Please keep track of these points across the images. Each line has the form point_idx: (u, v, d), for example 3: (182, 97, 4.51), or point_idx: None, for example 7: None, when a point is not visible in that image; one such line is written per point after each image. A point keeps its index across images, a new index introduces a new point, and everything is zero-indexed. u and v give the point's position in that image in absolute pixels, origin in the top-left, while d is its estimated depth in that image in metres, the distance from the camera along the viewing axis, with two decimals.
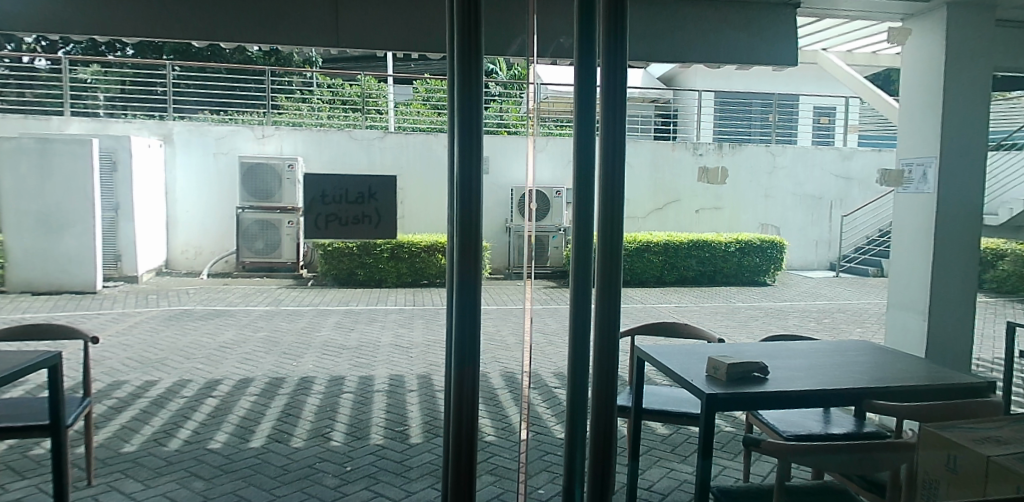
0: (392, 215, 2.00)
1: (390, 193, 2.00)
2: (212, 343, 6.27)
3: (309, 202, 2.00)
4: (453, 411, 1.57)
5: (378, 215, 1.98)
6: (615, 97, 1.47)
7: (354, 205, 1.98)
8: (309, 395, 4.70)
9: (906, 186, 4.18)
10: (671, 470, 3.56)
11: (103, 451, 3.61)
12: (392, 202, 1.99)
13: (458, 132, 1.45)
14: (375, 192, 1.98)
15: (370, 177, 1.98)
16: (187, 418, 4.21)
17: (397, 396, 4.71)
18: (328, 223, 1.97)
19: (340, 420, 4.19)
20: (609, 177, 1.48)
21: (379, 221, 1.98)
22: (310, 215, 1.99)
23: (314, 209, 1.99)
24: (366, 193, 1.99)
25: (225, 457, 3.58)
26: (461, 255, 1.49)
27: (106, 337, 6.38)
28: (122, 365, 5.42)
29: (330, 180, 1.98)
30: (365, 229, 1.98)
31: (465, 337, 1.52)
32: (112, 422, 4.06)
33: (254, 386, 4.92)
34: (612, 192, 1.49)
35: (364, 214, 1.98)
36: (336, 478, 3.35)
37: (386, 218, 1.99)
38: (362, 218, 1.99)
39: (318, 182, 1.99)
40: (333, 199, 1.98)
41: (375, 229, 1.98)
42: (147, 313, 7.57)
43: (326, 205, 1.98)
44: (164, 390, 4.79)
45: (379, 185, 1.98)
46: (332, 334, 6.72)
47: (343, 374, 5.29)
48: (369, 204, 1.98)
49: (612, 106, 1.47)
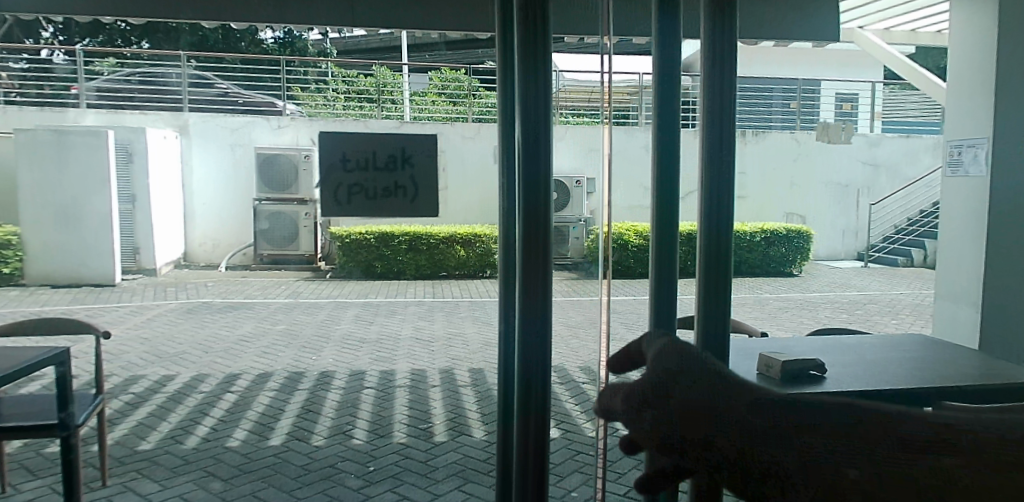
0: (429, 189, 1.44)
1: (430, 156, 1.46)
2: (231, 336, 6.17)
3: (322, 171, 1.46)
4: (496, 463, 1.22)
5: (417, 186, 1.43)
6: (726, 53, 1.11)
7: (383, 171, 1.42)
8: (330, 391, 4.56)
9: (958, 169, 3.95)
10: None
11: (119, 449, 3.49)
12: (433, 170, 1.45)
13: (518, 98, 1.01)
14: (407, 153, 1.43)
15: (401, 132, 1.44)
16: (206, 414, 4.09)
17: (420, 391, 4.58)
18: (349, 198, 1.45)
19: (361, 417, 4.05)
20: (712, 152, 1.12)
21: (418, 193, 1.43)
22: (326, 187, 1.46)
23: (326, 179, 1.46)
24: (397, 155, 1.43)
25: (244, 455, 3.45)
26: (522, 271, 1.03)
27: (124, 330, 6.30)
28: (139, 359, 5.31)
29: (350, 137, 1.46)
30: (395, 202, 1.43)
31: (511, 369, 1.18)
32: (128, 419, 3.95)
33: (273, 381, 4.79)
34: (716, 169, 1.12)
35: (395, 183, 1.43)
36: (359, 479, 3.21)
37: (423, 190, 1.44)
38: (394, 190, 1.43)
39: (334, 140, 1.47)
40: (357, 164, 1.45)
41: (411, 207, 1.43)
42: (167, 305, 7.49)
43: (341, 173, 1.44)
44: (181, 385, 4.67)
45: (414, 144, 1.43)
46: (351, 327, 6.58)
47: (364, 368, 5.15)
48: (402, 170, 1.43)
49: (717, 64, 1.11)
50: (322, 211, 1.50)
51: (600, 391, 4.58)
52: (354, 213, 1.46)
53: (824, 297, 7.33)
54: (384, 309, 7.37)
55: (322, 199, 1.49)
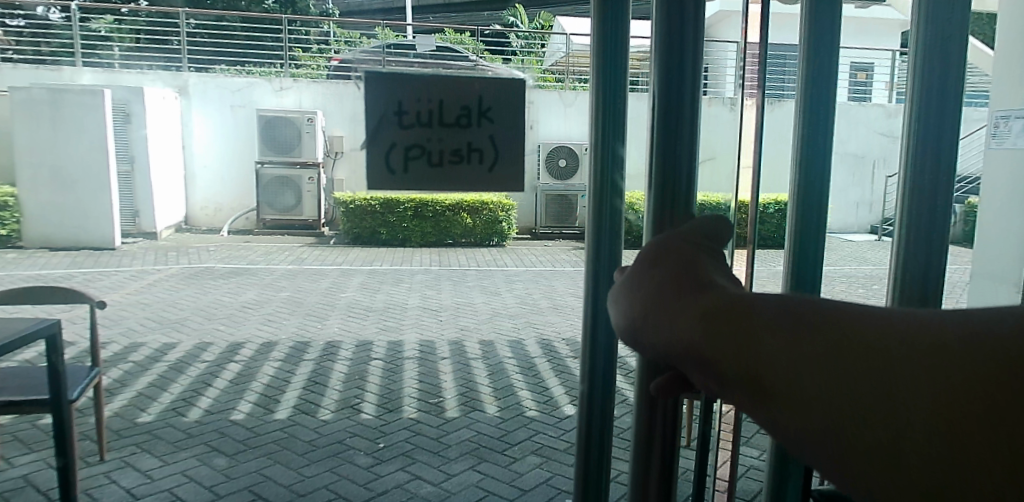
0: (510, 156, 1.07)
1: (515, 109, 1.07)
2: (233, 303, 6.01)
3: (372, 131, 1.04)
4: (631, 489, 0.99)
5: (498, 149, 1.06)
6: None
7: (454, 128, 1.04)
8: (337, 362, 4.41)
9: (1001, 141, 3.73)
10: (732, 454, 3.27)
11: (118, 422, 3.35)
12: (518, 127, 1.07)
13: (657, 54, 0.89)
14: (488, 108, 1.05)
15: (477, 79, 1.05)
16: (208, 385, 3.94)
17: (429, 363, 4.43)
18: (410, 164, 1.05)
19: (369, 389, 3.91)
20: (934, 94, 0.89)
21: (498, 159, 1.06)
22: (374, 148, 1.05)
23: (381, 140, 1.04)
24: (473, 109, 1.05)
25: (248, 430, 3.30)
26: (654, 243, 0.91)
27: (124, 295, 6.14)
28: (139, 326, 5.16)
29: (411, 80, 1.04)
30: (472, 174, 1.06)
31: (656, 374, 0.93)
32: (127, 389, 3.80)
33: (277, 351, 4.64)
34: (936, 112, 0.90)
35: (469, 145, 1.05)
36: (369, 456, 3.07)
37: (507, 155, 1.06)
38: (464, 153, 1.06)
39: (389, 84, 1.04)
40: (416, 118, 1.04)
41: (488, 176, 1.06)
42: (168, 269, 7.30)
43: (403, 133, 1.04)
44: (183, 353, 4.53)
45: (500, 96, 1.06)
46: (356, 295, 6.42)
47: (370, 338, 5.01)
48: (482, 130, 1.05)
49: None
50: (371, 183, 1.06)
51: None
52: (413, 187, 1.06)
53: (839, 272, 7.16)
54: (390, 276, 7.20)
55: (370, 168, 1.06)
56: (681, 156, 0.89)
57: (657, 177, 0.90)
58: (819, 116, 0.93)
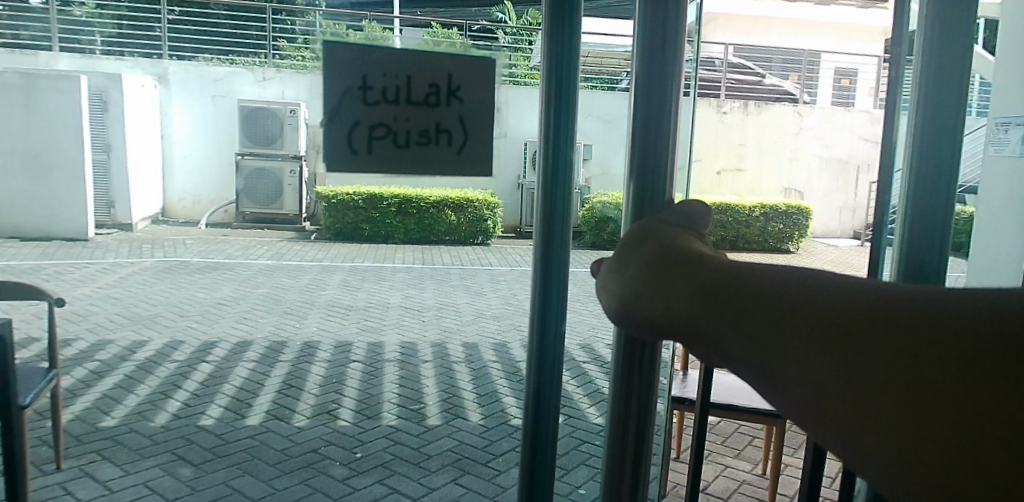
0: (480, 142, 0.95)
1: (481, 89, 0.94)
2: (208, 299, 5.82)
3: (333, 108, 0.91)
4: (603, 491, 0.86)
5: (465, 130, 0.94)
6: None
7: (418, 105, 0.91)
8: (314, 364, 4.24)
9: (1005, 148, 3.64)
10: (726, 469, 3.15)
11: (78, 426, 3.15)
12: (485, 104, 0.94)
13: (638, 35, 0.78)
14: (457, 86, 0.93)
15: (443, 56, 0.92)
16: (178, 387, 3.75)
17: (411, 367, 4.28)
18: (374, 144, 0.92)
19: (347, 394, 3.75)
20: None
21: (466, 143, 0.94)
22: (336, 130, 0.92)
23: (344, 117, 0.91)
24: (442, 87, 0.92)
25: (217, 437, 3.12)
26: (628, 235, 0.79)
27: (95, 290, 5.91)
28: (108, 322, 4.94)
29: (377, 52, 0.91)
30: (440, 158, 0.94)
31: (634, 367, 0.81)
32: (91, 391, 3.59)
33: (252, 351, 4.45)
34: None
35: (438, 125, 0.93)
36: (344, 468, 2.91)
37: (476, 139, 0.94)
38: (430, 135, 0.93)
39: (352, 58, 0.91)
40: (382, 94, 0.91)
41: (456, 159, 0.94)
42: (142, 262, 7.06)
43: (368, 110, 0.91)
44: (153, 352, 4.32)
45: (470, 72, 0.93)
46: (337, 293, 6.23)
47: (350, 339, 4.84)
48: (450, 110, 0.93)
49: None
50: (332, 165, 0.94)
51: (599, 371, 4.35)
52: (380, 169, 0.94)
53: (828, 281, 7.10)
54: (372, 274, 7.01)
55: (332, 147, 0.93)
56: (665, 153, 0.78)
57: (634, 180, 0.79)
58: (942, 128, 0.88)
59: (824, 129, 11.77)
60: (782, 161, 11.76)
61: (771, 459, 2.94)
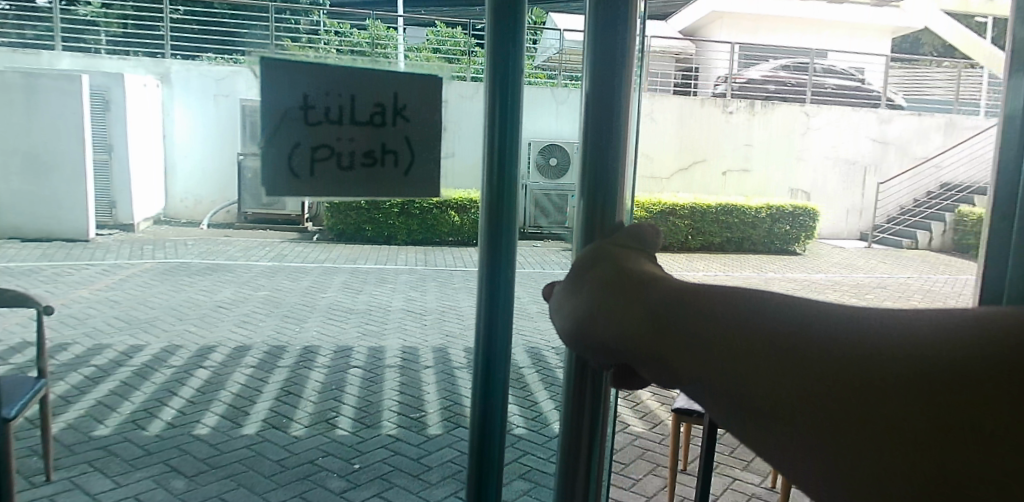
0: (430, 163, 0.89)
1: (430, 110, 0.90)
2: (208, 302, 5.74)
3: (273, 128, 0.84)
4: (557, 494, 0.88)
5: (413, 149, 0.88)
6: None
7: (363, 124, 0.86)
8: (313, 369, 4.16)
9: None
10: (735, 481, 3.06)
11: (70, 435, 3.08)
12: (434, 123, 0.90)
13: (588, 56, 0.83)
14: (404, 105, 0.88)
15: (392, 73, 0.88)
16: (173, 394, 3.67)
17: (411, 372, 4.20)
18: (317, 166, 0.86)
19: (346, 401, 3.67)
20: None
21: (415, 161, 0.89)
22: (277, 149, 0.85)
23: (285, 136, 0.84)
24: (388, 106, 0.87)
25: (213, 447, 3.05)
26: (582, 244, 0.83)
27: (94, 293, 5.84)
28: (105, 326, 4.86)
29: (320, 68, 0.85)
30: (387, 181, 0.88)
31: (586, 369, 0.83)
32: (85, 398, 3.52)
33: (250, 356, 4.37)
34: None
35: (384, 144, 0.87)
36: (342, 480, 2.83)
37: (424, 160, 0.89)
38: (375, 157, 0.87)
39: (288, 75, 0.84)
40: (326, 111, 0.85)
41: (402, 183, 0.88)
42: (142, 264, 6.98)
43: (311, 129, 0.85)
44: (149, 358, 4.25)
45: (417, 91, 0.88)
46: (338, 296, 6.15)
47: (351, 343, 4.76)
48: (396, 129, 0.87)
49: None
50: (271, 189, 0.85)
51: None
52: (323, 194, 0.87)
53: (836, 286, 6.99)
54: (374, 276, 6.93)
55: (272, 169, 0.85)
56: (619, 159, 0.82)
57: (586, 188, 0.83)
58: None
59: (831, 130, 11.62)
60: (788, 161, 11.65)
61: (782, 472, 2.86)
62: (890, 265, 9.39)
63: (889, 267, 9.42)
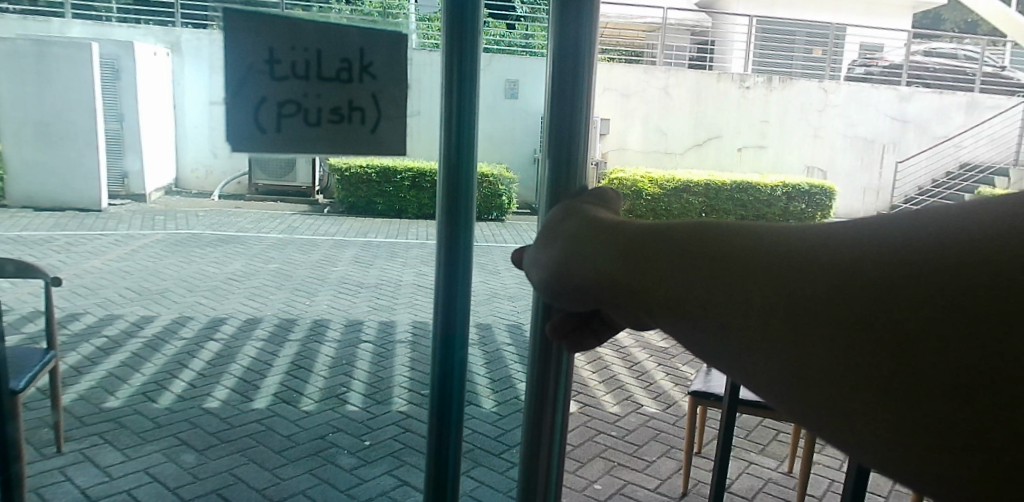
0: (398, 123, 0.78)
1: (399, 66, 0.78)
2: (219, 274, 5.73)
3: (237, 81, 0.75)
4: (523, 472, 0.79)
5: (378, 108, 0.77)
6: None
7: (324, 80, 0.75)
8: (323, 344, 4.14)
9: None
10: (750, 465, 3.04)
11: (83, 406, 3.07)
12: (402, 79, 0.78)
13: None
14: (371, 61, 0.77)
15: (355, 28, 0.76)
16: (184, 367, 3.65)
17: (422, 348, 4.17)
18: (283, 122, 0.76)
19: (357, 377, 3.64)
20: None
21: (382, 123, 0.77)
22: (246, 108, 0.75)
23: (246, 95, 0.75)
24: (355, 61, 0.76)
25: (223, 421, 3.04)
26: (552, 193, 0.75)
27: (106, 264, 5.84)
28: (117, 296, 4.85)
29: (283, 18, 0.74)
30: (352, 138, 0.77)
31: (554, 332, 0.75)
32: (97, 369, 3.51)
33: (260, 329, 4.35)
34: None
35: (351, 103, 0.77)
36: (353, 457, 2.81)
37: (394, 119, 0.78)
38: (338, 114, 0.77)
39: (250, 20, 0.74)
40: (282, 64, 0.75)
41: (370, 141, 0.77)
42: (154, 235, 6.96)
43: (276, 85, 0.75)
44: (160, 329, 4.24)
45: (385, 47, 0.77)
46: (349, 269, 6.13)
47: (361, 317, 4.74)
48: (363, 86, 0.77)
49: None
50: (233, 143, 0.76)
51: (615, 356, 4.23)
52: (289, 153, 0.77)
53: None
54: (385, 250, 6.88)
55: (235, 122, 0.76)
56: (582, 109, 0.73)
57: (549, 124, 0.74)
58: None
59: (851, 106, 11.17)
60: (805, 138, 11.15)
61: (799, 458, 2.83)
62: None
63: None
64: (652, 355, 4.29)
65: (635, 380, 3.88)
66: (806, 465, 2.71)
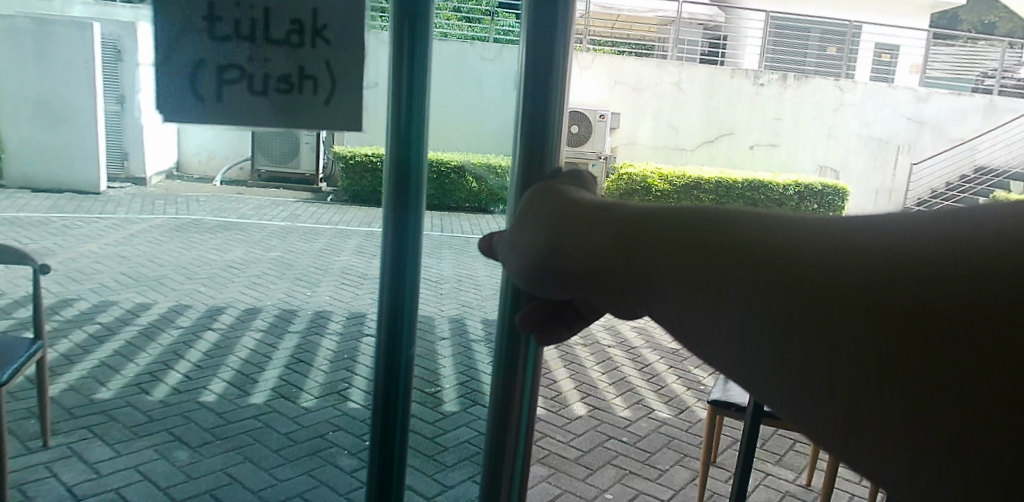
0: (355, 95, 0.67)
1: (352, 33, 0.66)
2: (219, 261, 5.59)
3: (170, 41, 0.66)
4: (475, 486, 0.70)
5: (332, 77, 0.66)
6: None
7: (278, 47, 0.66)
8: (324, 336, 4.01)
9: None
10: (767, 477, 2.90)
11: (72, 398, 2.94)
12: (359, 44, 0.67)
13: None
14: (325, 23, 0.66)
15: None
16: (180, 357, 3.52)
17: (426, 344, 4.03)
18: (225, 89, 0.66)
19: (359, 373, 3.50)
20: None
21: (336, 95, 0.66)
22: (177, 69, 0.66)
23: (180, 58, 0.66)
24: (307, 23, 0.65)
25: (219, 417, 2.90)
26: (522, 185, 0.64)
27: (103, 249, 5.70)
28: (113, 282, 4.71)
29: None
30: (302, 111, 0.67)
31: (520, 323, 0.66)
32: (89, 358, 3.37)
33: (260, 320, 4.22)
34: None
35: (301, 70, 0.66)
36: (353, 458, 2.67)
37: (350, 88, 0.67)
38: (286, 82, 0.66)
39: None
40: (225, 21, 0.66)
41: (318, 115, 0.67)
42: (153, 220, 6.82)
43: (214, 46, 0.66)
44: (156, 317, 4.11)
45: (338, 4, 0.66)
46: (352, 259, 5.99)
47: (363, 310, 4.60)
48: (315, 52, 0.66)
49: None
50: (162, 114, 0.66)
51: (625, 356, 4.09)
52: (233, 124, 0.68)
53: None
54: None
55: (168, 89, 0.67)
56: (560, 88, 0.61)
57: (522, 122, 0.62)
58: None
59: (865, 106, 10.98)
60: (817, 137, 10.98)
61: (821, 472, 2.69)
62: None
63: None
64: (663, 356, 4.15)
65: (646, 383, 3.74)
66: (829, 477, 2.58)
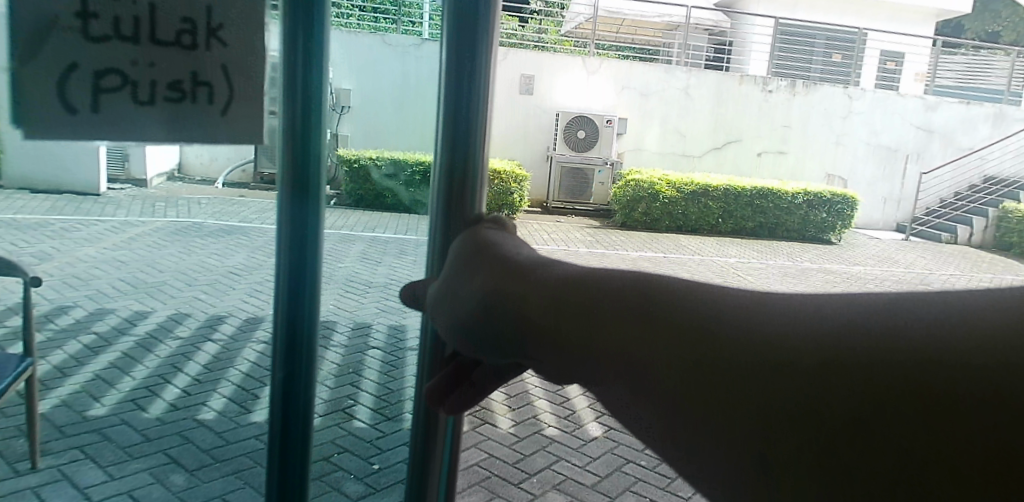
0: (246, 107, 0.80)
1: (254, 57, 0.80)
2: (220, 267, 5.45)
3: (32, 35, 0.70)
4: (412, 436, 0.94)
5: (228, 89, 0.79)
6: None
7: (163, 53, 0.76)
8: (329, 349, 3.87)
9: None
10: None
11: (64, 414, 2.79)
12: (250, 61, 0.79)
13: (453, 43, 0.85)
14: (218, 26, 0.78)
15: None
16: (178, 371, 3.37)
17: None
18: (103, 97, 0.73)
19: (365, 389, 3.36)
20: None
21: (225, 100, 0.79)
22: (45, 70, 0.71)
23: (53, 55, 0.71)
24: (199, 24, 0.77)
25: (218, 436, 2.76)
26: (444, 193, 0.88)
27: (100, 252, 5.54)
28: (111, 289, 4.57)
29: None
30: (194, 118, 0.77)
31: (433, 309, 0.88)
32: (83, 371, 3.23)
33: (262, 330, 4.08)
34: None
35: (195, 76, 0.77)
36: (360, 483, 2.52)
37: (242, 99, 0.79)
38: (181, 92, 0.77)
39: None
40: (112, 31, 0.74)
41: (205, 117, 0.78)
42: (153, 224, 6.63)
43: (92, 48, 0.73)
44: (154, 326, 3.97)
45: (237, 10, 0.78)
46: (357, 266, 5.84)
47: (368, 320, 4.46)
48: (210, 55, 0.78)
49: None
50: (24, 121, 0.71)
51: None
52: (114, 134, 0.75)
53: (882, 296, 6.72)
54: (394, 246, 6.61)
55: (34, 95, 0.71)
56: (469, 118, 0.87)
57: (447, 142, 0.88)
58: None
59: (874, 115, 10.87)
60: (825, 145, 10.87)
61: None
62: (930, 261, 8.96)
63: (928, 262, 9.00)
64: None
65: None
66: None
